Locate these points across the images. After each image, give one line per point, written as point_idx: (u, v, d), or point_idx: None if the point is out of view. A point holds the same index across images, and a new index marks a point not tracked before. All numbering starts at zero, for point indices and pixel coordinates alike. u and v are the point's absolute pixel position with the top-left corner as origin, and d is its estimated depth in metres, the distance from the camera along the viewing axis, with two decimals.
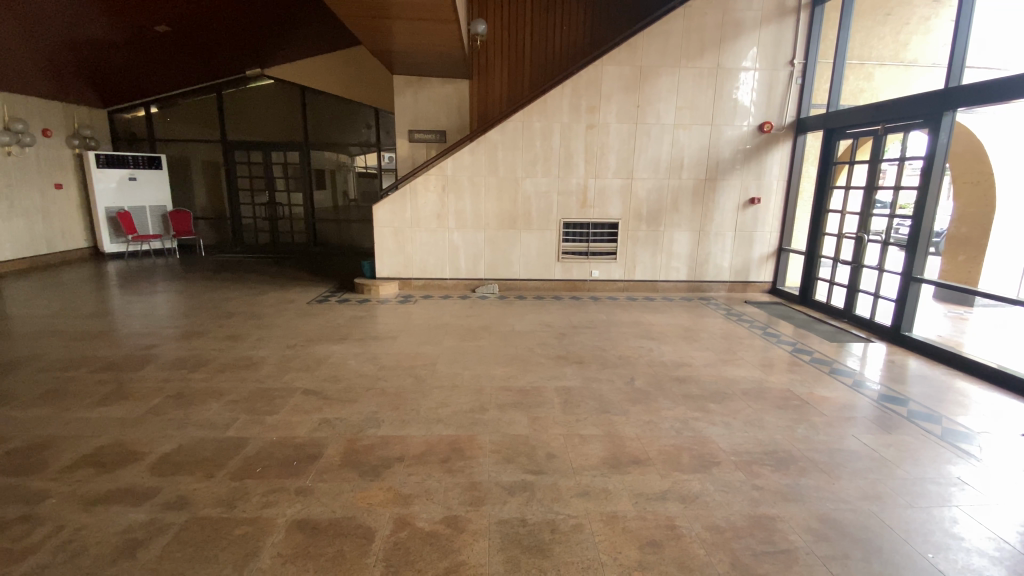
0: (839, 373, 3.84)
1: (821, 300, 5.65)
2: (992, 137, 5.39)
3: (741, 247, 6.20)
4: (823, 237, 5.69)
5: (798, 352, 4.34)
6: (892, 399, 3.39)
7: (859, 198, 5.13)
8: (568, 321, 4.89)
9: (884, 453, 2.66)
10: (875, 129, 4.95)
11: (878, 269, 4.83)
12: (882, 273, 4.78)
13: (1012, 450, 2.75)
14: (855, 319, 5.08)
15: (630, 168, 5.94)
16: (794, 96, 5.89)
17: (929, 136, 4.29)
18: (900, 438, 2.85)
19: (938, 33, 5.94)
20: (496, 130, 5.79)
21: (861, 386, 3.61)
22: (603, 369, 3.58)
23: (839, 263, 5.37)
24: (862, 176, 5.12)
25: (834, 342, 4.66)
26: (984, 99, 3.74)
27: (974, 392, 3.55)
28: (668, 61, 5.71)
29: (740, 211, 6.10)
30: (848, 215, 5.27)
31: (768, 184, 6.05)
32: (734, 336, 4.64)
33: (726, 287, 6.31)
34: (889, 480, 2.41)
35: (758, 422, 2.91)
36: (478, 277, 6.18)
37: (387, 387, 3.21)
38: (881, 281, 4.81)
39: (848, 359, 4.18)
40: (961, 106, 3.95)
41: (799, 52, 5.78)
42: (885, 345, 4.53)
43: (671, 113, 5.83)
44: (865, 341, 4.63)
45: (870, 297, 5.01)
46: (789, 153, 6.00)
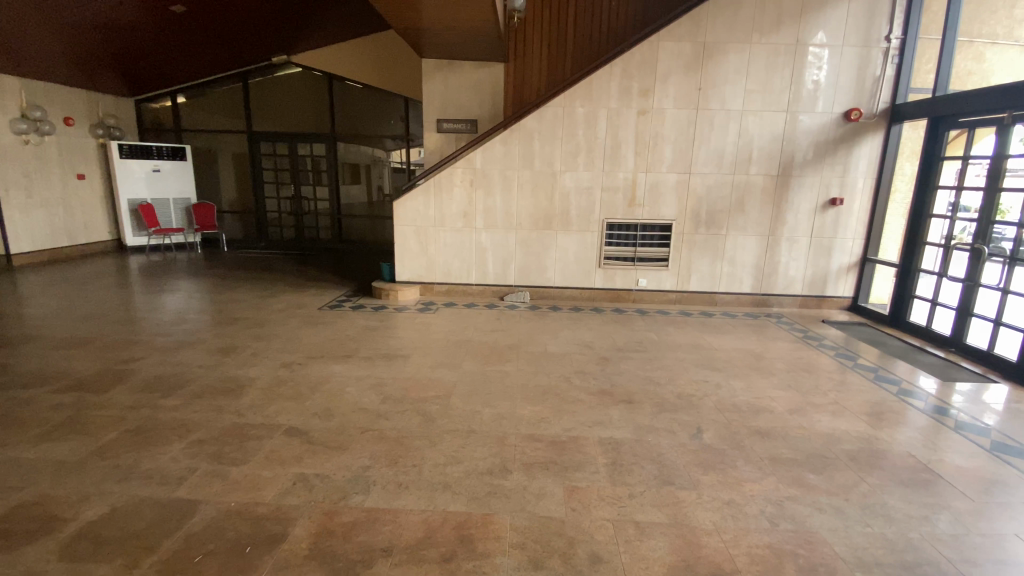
0: (966, 427, 2.87)
1: (918, 322, 4.66)
2: None
3: (817, 256, 5.29)
4: (923, 247, 4.68)
5: (901, 393, 3.39)
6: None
7: (975, 202, 4.10)
8: (612, 341, 4.14)
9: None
10: (996, 115, 3.91)
11: (1001, 290, 3.82)
12: (1007, 295, 3.78)
13: None
14: (967, 351, 4.08)
15: (688, 161, 5.12)
16: (889, 78, 4.92)
17: None
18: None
19: None
20: (533, 118, 5.08)
21: (999, 447, 2.59)
22: (660, 414, 2.83)
23: (944, 280, 4.37)
24: (980, 174, 4.08)
25: (942, 378, 3.66)
26: None
27: None
28: (737, 36, 4.85)
29: (817, 214, 5.18)
30: (959, 221, 4.26)
31: (853, 183, 5.11)
32: (816, 367, 3.79)
33: (797, 302, 5.41)
34: None
35: (883, 510, 2.07)
36: (508, 283, 5.50)
37: (388, 430, 2.56)
38: (1004, 305, 3.80)
39: (967, 404, 3.21)
40: None
41: (897, 26, 4.80)
42: (1009, 386, 3.54)
43: (738, 97, 4.97)
44: (981, 379, 3.65)
45: (988, 323, 3.99)
46: (879, 145, 5.04)
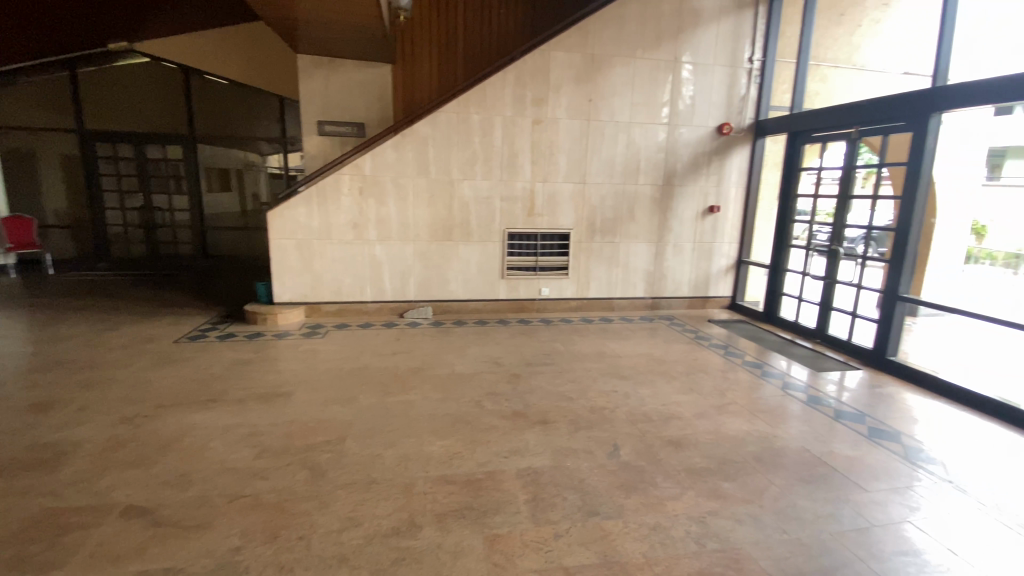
0: (844, 415, 3.05)
1: (788, 317, 5.14)
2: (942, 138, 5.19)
3: (700, 259, 5.65)
4: (788, 249, 5.17)
5: (784, 385, 3.58)
6: (918, 452, 2.60)
7: (829, 208, 4.61)
8: (520, 355, 3.98)
9: (964, 554, 1.86)
10: (845, 133, 4.43)
11: (856, 285, 4.29)
12: (860, 290, 4.24)
13: None
14: (830, 341, 4.55)
15: (583, 171, 5.17)
16: (753, 97, 5.40)
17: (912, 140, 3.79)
18: (966, 524, 2.03)
19: None
20: (426, 122, 4.78)
21: (876, 433, 2.81)
22: (576, 434, 2.70)
23: (808, 278, 4.84)
24: (832, 184, 4.58)
25: (814, 368, 3.96)
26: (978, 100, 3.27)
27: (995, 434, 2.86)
28: (622, 50, 5.01)
29: (697, 221, 5.54)
30: (817, 225, 4.75)
31: (727, 192, 5.54)
32: (711, 365, 3.96)
33: (684, 303, 5.73)
34: None
35: (793, 513, 2.08)
36: (406, 298, 5.11)
37: (265, 494, 2.10)
38: (858, 299, 4.28)
39: (837, 390, 3.48)
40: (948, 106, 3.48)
41: (758, 49, 5.29)
42: (868, 371, 3.95)
43: (626, 110, 5.13)
44: (845, 366, 4.04)
45: (845, 315, 4.49)
46: (747, 157, 5.51)
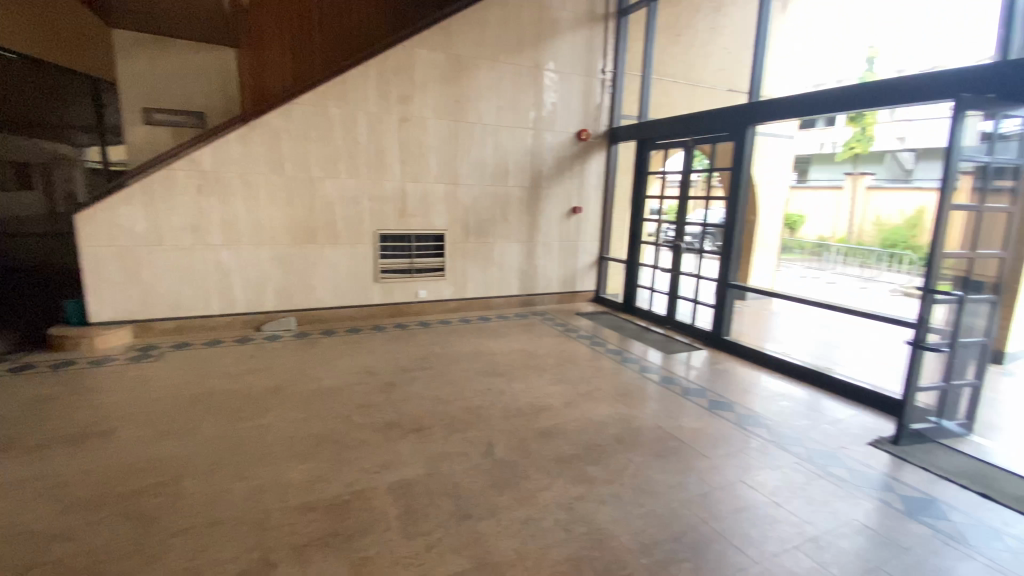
0: (690, 392, 3.42)
1: (644, 306, 5.66)
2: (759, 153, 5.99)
3: (567, 256, 5.97)
4: (641, 246, 5.69)
5: (641, 369, 3.91)
6: (747, 419, 2.99)
7: (672, 209, 5.16)
8: (394, 361, 3.84)
9: (778, 500, 2.14)
10: (682, 142, 4.96)
11: (696, 276, 4.86)
12: (699, 280, 4.81)
13: (873, 461, 2.47)
14: (678, 325, 5.09)
15: (453, 171, 5.15)
16: (606, 106, 5.83)
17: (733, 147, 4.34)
18: (780, 474, 2.33)
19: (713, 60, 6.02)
20: (278, 116, 4.36)
21: (714, 404, 3.20)
22: (451, 437, 2.67)
23: (658, 270, 5.39)
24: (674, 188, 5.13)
25: (665, 351, 4.40)
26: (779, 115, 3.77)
27: (799, 395, 3.43)
28: (486, 53, 5.08)
29: (563, 221, 5.85)
30: (664, 224, 5.29)
31: (588, 194, 5.93)
32: (579, 355, 4.20)
33: (555, 298, 6.02)
34: (801, 543, 1.88)
35: (648, 486, 2.26)
36: (265, 309, 4.64)
37: (71, 558, 1.73)
38: (698, 288, 4.85)
39: (683, 368, 3.93)
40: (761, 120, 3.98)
41: (609, 62, 5.71)
42: (707, 350, 4.49)
43: (492, 112, 5.22)
44: (690, 347, 4.54)
45: (687, 303, 5.08)
46: (604, 161, 5.96)
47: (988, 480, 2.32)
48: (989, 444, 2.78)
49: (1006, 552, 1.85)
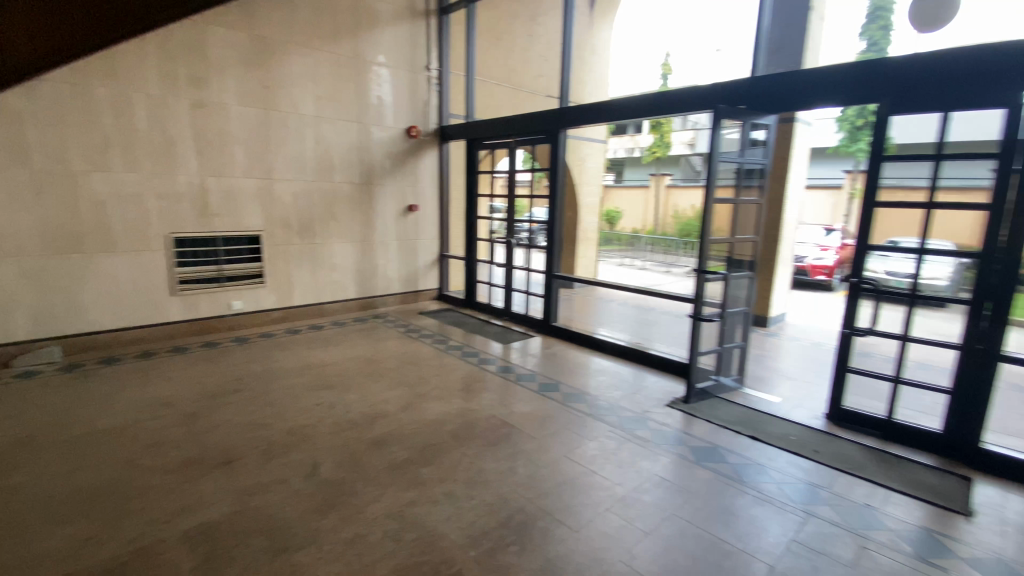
0: (523, 377, 3.56)
1: (483, 300, 5.77)
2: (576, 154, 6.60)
3: (406, 255, 5.84)
4: (477, 243, 5.76)
5: (479, 361, 3.94)
6: (571, 396, 3.16)
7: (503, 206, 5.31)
8: (201, 387, 3.32)
9: (594, 469, 2.31)
10: (506, 142, 5.08)
11: (526, 269, 5.08)
12: (530, 272, 5.04)
13: (668, 421, 2.84)
14: (514, 317, 5.28)
15: (267, 167, 4.65)
16: (434, 103, 5.81)
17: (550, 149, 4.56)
18: (598, 443, 2.55)
19: (532, 65, 6.43)
20: (12, 94, 3.44)
21: (544, 387, 3.34)
22: (267, 464, 2.39)
23: (494, 266, 5.50)
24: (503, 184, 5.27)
25: (502, 341, 4.53)
26: (587, 120, 4.08)
27: (614, 370, 3.81)
28: (297, 38, 4.67)
29: (399, 220, 5.70)
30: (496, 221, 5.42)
31: (422, 191, 5.87)
32: (418, 354, 4.13)
33: (396, 299, 5.86)
34: (614, 504, 2.04)
35: (480, 478, 2.26)
36: (15, 340, 3.65)
37: None
38: (529, 280, 5.08)
39: (521, 358, 4.05)
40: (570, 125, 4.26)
41: (434, 58, 5.68)
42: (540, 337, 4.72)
43: (310, 103, 4.83)
44: (525, 336, 4.73)
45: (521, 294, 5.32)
46: (436, 159, 5.95)
47: (750, 424, 2.84)
48: (754, 391, 3.41)
49: (768, 482, 2.25)
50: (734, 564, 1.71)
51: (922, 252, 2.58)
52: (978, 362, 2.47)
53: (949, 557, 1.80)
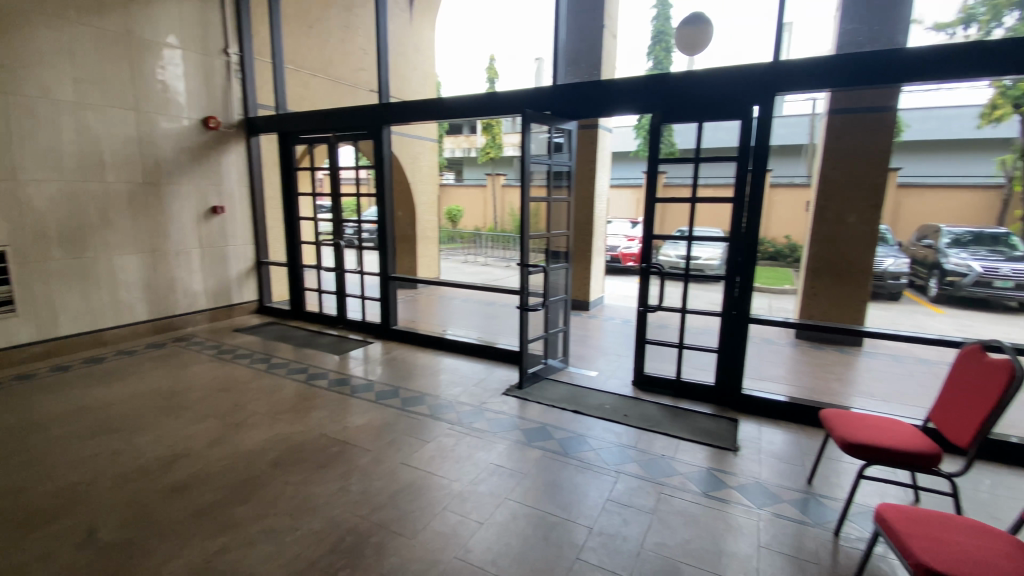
0: (357, 389, 3.31)
1: (314, 309, 5.30)
2: (407, 153, 6.50)
3: (213, 265, 5.11)
4: (300, 246, 5.20)
5: (309, 377, 3.56)
6: (410, 399, 3.11)
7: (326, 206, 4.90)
8: None
9: (431, 469, 2.29)
10: (324, 137, 4.66)
11: (358, 272, 4.77)
12: (362, 275, 4.74)
13: (505, 410, 2.96)
14: (350, 324, 4.90)
15: (4, 162, 3.61)
16: (238, 92, 5.15)
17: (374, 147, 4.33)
18: (436, 443, 2.54)
19: (350, 58, 6.14)
20: None
21: (380, 395, 3.19)
22: (15, 544, 1.86)
23: (323, 270, 5.04)
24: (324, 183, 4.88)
25: (337, 352, 4.15)
26: (411, 115, 4.00)
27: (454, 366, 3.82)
28: (42, 3, 3.70)
29: (201, 224, 4.95)
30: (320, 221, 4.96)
31: (228, 191, 5.19)
32: (235, 376, 3.63)
33: (206, 316, 5.08)
34: (452, 502, 2.05)
35: (308, 504, 2.07)
36: None
37: None
38: (364, 283, 4.79)
39: (359, 367, 3.75)
40: (393, 121, 4.13)
41: (233, 42, 5.03)
42: (378, 342, 4.49)
43: (65, 84, 3.88)
44: (363, 343, 4.45)
45: (356, 299, 4.98)
46: (244, 155, 5.31)
47: (574, 399, 3.12)
48: (578, 368, 3.76)
49: (588, 450, 2.49)
50: (560, 534, 1.85)
51: (689, 238, 3.11)
52: (735, 326, 3.07)
53: (724, 488, 2.19)
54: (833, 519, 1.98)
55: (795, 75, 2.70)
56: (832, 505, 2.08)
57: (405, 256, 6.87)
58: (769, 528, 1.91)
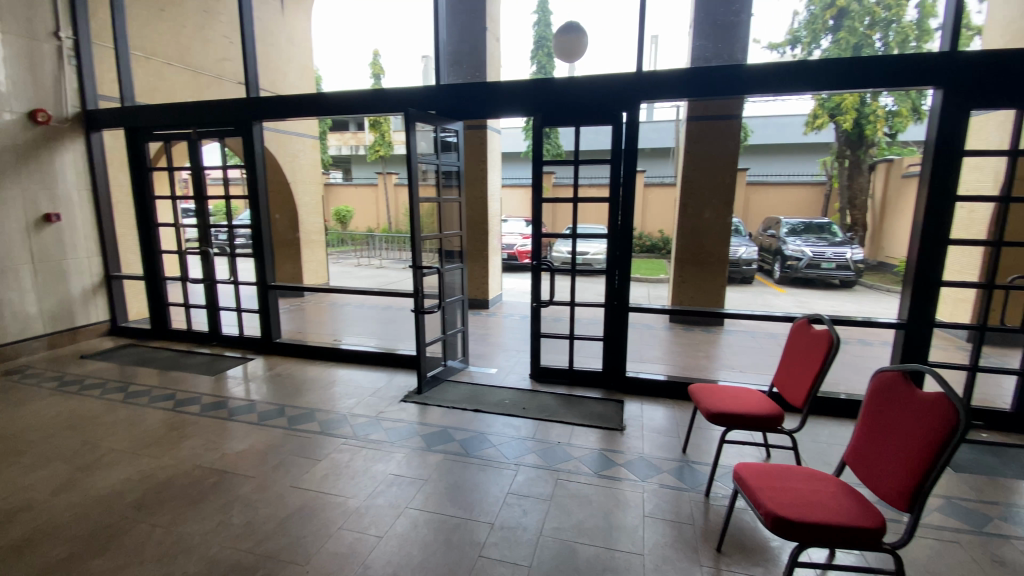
0: (236, 412, 3.01)
1: (181, 326, 4.74)
2: (286, 152, 6.05)
3: (51, 283, 4.33)
4: (159, 257, 4.62)
5: (178, 403, 3.17)
6: (298, 417, 2.91)
7: (189, 210, 4.37)
8: None
9: (325, 489, 2.18)
10: (182, 132, 4.15)
11: (232, 282, 4.35)
12: (237, 285, 4.33)
13: (403, 417, 2.90)
14: (225, 340, 4.47)
15: None
16: (72, 80, 4.40)
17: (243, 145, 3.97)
18: (329, 460, 2.41)
19: (213, 46, 5.57)
20: None
21: (264, 416, 2.94)
22: None
23: (189, 282, 4.52)
24: (186, 185, 4.35)
25: (211, 373, 3.73)
26: (284, 112, 3.73)
27: (347, 377, 3.65)
28: None
29: (32, 236, 4.17)
30: (183, 228, 4.43)
31: (65, 196, 4.42)
32: (81, 410, 3.12)
33: (46, 343, 4.29)
34: (348, 520, 1.96)
35: (181, 546, 1.85)
36: None
37: None
38: (239, 294, 4.38)
39: (238, 387, 3.43)
40: (264, 117, 3.82)
41: (66, 23, 4.29)
42: (259, 358, 4.15)
43: None
44: (241, 360, 4.08)
45: (233, 312, 4.53)
46: (84, 154, 4.55)
47: (474, 399, 3.16)
48: (476, 367, 3.80)
49: (489, 448, 2.53)
50: (461, 535, 1.86)
51: (575, 236, 3.29)
52: (617, 315, 3.30)
53: (614, 466, 2.36)
54: (704, 482, 2.23)
55: (657, 85, 2.95)
56: (703, 469, 2.34)
57: (289, 262, 6.41)
58: (652, 498, 2.10)
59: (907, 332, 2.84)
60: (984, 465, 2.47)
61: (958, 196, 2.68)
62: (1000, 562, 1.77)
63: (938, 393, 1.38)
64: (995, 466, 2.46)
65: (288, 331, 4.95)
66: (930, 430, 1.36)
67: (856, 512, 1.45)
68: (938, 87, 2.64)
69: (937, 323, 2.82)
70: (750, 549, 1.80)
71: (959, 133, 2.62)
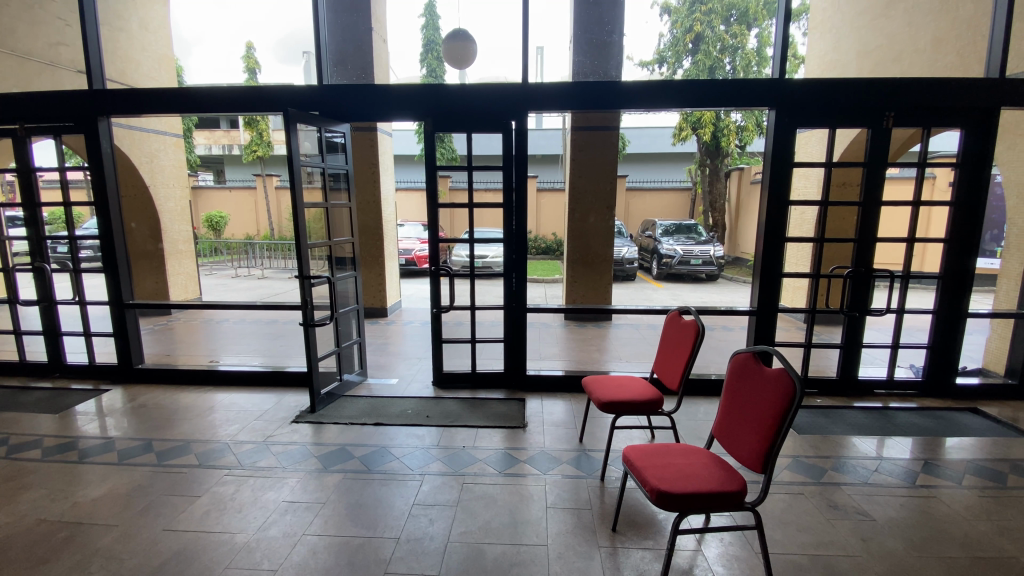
0: (88, 454, 2.59)
1: (8, 358, 3.95)
2: (142, 152, 5.33)
3: None
4: None
5: (9, 449, 2.65)
6: (169, 452, 2.59)
7: (17, 219, 3.71)
8: None
9: (207, 527, 1.97)
10: (3, 127, 3.47)
11: (77, 302, 3.73)
12: (85, 306, 3.73)
13: (295, 439, 2.71)
14: (70, 371, 3.81)
15: None
16: None
17: (87, 145, 3.43)
18: (210, 496, 2.18)
19: (43, 27, 4.73)
20: None
21: (126, 454, 2.57)
22: None
23: (19, 304, 3.80)
24: (12, 189, 3.67)
25: (53, 411, 3.16)
26: (139, 107, 3.29)
27: (228, 401, 3.32)
28: None
29: None
30: (11, 241, 3.72)
31: None
32: None
33: None
34: (236, 558, 1.79)
35: None
36: None
37: None
38: (87, 316, 3.77)
39: (91, 424, 2.95)
40: (113, 113, 3.34)
41: None
42: (117, 388, 3.61)
43: None
44: (93, 393, 3.51)
45: (80, 337, 3.88)
46: None
47: (374, 412, 3.05)
48: (374, 379, 3.67)
49: (391, 460, 2.47)
50: (366, 554, 1.80)
51: (472, 241, 3.33)
52: (514, 317, 3.41)
53: (517, 463, 2.43)
54: (599, 467, 2.39)
55: (544, 96, 3.09)
56: (598, 456, 2.51)
57: (149, 276, 5.65)
58: (554, 489, 2.21)
59: (757, 318, 3.30)
60: (819, 425, 2.96)
61: (791, 201, 3.19)
62: (832, 505, 2.15)
63: (780, 369, 1.63)
64: (827, 425, 2.96)
65: (153, 356, 4.36)
66: (775, 401, 1.61)
67: (722, 478, 1.67)
68: (773, 108, 3.11)
69: (779, 309, 3.31)
70: (640, 524, 1.97)
71: (789, 147, 3.11)
